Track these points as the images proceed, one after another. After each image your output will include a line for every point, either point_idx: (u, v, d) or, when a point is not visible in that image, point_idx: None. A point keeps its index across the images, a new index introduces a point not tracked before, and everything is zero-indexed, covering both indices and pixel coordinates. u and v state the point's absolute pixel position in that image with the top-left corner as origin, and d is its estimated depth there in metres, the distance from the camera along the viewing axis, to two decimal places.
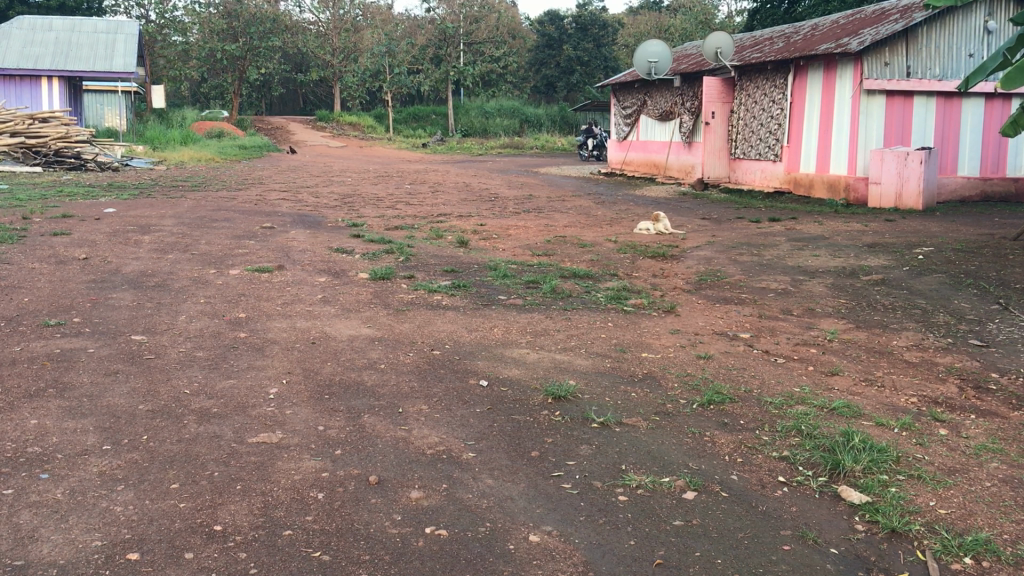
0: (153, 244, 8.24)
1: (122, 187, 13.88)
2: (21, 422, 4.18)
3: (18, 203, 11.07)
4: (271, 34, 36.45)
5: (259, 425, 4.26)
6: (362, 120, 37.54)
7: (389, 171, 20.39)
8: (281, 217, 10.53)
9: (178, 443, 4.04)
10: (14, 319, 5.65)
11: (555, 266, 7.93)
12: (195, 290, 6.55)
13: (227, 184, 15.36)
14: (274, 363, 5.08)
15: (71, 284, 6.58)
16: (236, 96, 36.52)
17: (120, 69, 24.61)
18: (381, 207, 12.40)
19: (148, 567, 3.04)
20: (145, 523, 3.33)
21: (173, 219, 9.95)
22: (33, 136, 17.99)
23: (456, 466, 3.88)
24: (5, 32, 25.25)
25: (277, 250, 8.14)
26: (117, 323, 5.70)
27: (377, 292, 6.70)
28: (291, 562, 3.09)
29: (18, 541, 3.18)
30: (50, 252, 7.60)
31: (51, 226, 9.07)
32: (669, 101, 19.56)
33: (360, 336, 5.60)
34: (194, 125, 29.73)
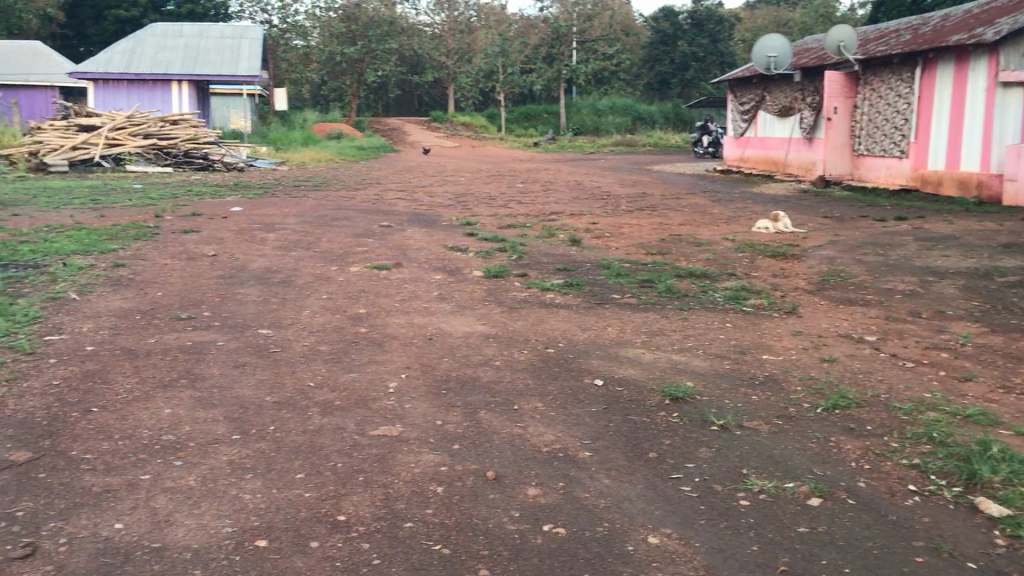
0: (278, 241, 8.49)
1: (247, 187, 14.39)
2: (156, 411, 4.42)
3: (151, 202, 11.60)
4: (388, 36, 37.20)
5: (379, 419, 4.33)
6: (476, 120, 37.89)
7: (501, 171, 20.50)
8: (398, 216, 10.68)
9: (304, 434, 4.18)
10: (149, 312, 5.93)
11: (671, 265, 7.82)
12: (317, 286, 6.71)
13: (345, 183, 15.76)
14: (394, 358, 5.16)
15: (201, 279, 6.84)
16: (355, 98, 37.40)
17: (245, 73, 25.57)
18: (494, 206, 12.47)
19: (277, 554, 3.24)
20: (272, 511, 3.54)
21: (297, 217, 10.26)
22: (163, 137, 18.85)
23: (574, 464, 3.87)
24: (139, 39, 26.59)
25: (395, 247, 8.30)
26: (245, 317, 5.90)
27: (491, 289, 6.75)
28: (412, 554, 3.20)
29: (156, 525, 3.46)
30: (182, 249, 7.94)
31: (182, 224, 9.46)
32: (790, 97, 19.08)
33: (475, 333, 5.65)
34: (315, 127, 30.52)
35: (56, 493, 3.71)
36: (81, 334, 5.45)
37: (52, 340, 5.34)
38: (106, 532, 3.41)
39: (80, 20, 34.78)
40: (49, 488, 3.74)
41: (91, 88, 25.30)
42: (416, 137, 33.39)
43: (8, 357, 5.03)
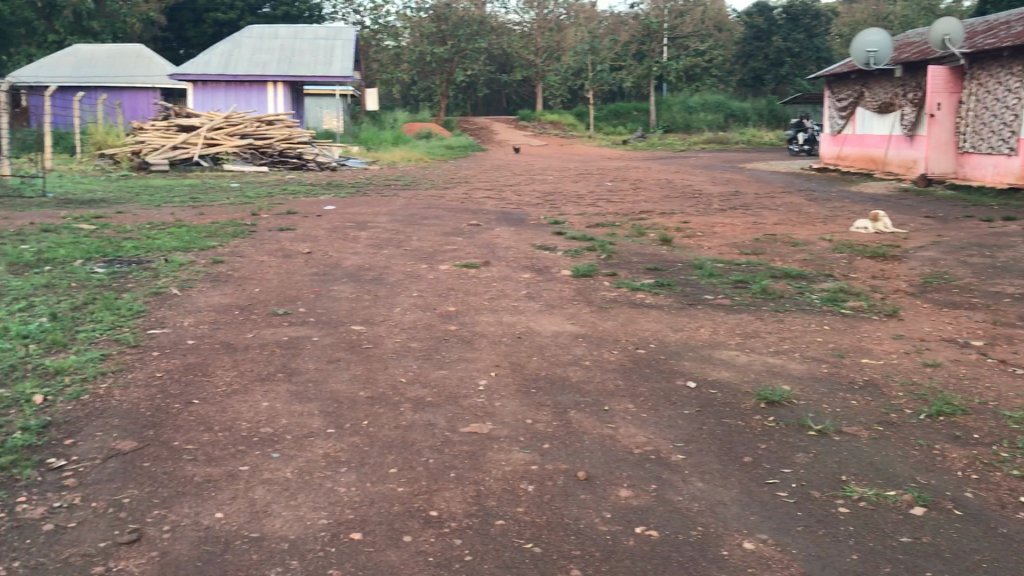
0: (369, 239, 8.63)
1: (340, 186, 14.66)
2: (254, 404, 4.54)
3: (249, 200, 11.92)
4: (478, 36, 37.55)
5: (469, 416, 4.36)
6: (564, 118, 37.92)
7: (590, 169, 20.45)
8: (487, 214, 10.74)
9: (396, 429, 4.23)
10: (248, 308, 6.09)
11: (765, 266, 7.68)
12: (408, 284, 6.80)
13: (436, 182, 15.92)
14: (484, 355, 5.19)
15: (296, 276, 7.00)
16: (445, 98, 37.81)
17: (338, 73, 26.11)
18: (583, 205, 12.44)
19: (371, 547, 3.29)
20: (366, 505, 3.59)
21: (388, 216, 10.40)
22: (260, 137, 19.37)
23: (666, 467, 3.82)
24: (236, 41, 27.44)
25: (484, 246, 8.36)
26: (339, 313, 6.01)
27: (581, 289, 6.72)
28: (504, 552, 3.21)
29: (254, 514, 3.55)
30: (278, 246, 8.14)
31: (278, 221, 9.69)
32: (890, 93, 18.53)
33: (565, 332, 5.63)
34: (405, 126, 30.94)
35: (159, 481, 3.84)
36: (183, 329, 5.63)
37: (155, 334, 5.53)
38: (207, 520, 3.52)
39: (181, 23, 35.98)
40: (153, 477, 3.87)
41: (191, 90, 26.21)
42: (504, 136, 33.53)
43: (114, 349, 5.23)
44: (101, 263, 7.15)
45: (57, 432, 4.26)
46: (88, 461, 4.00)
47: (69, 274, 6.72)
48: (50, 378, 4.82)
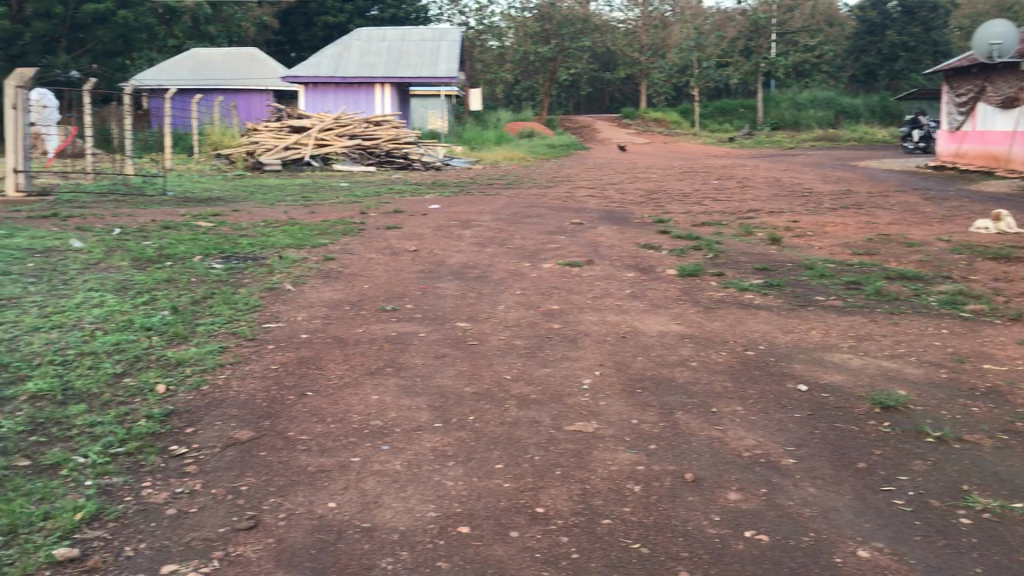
0: (473, 238, 8.72)
1: (444, 185, 14.84)
2: (364, 397, 4.65)
3: (357, 199, 12.19)
4: (582, 34, 37.51)
5: (574, 415, 4.37)
6: (668, 116, 37.54)
7: (694, 167, 20.20)
8: (590, 213, 10.72)
9: (501, 425, 4.27)
10: (356, 304, 6.24)
11: (879, 267, 7.45)
12: (512, 282, 6.84)
13: (538, 181, 15.97)
14: (588, 354, 5.19)
15: (403, 273, 7.13)
16: (547, 97, 37.88)
17: (443, 75, 26.47)
18: (688, 203, 12.30)
19: (479, 541, 3.34)
20: (474, 499, 3.64)
21: (492, 214, 10.48)
22: (368, 138, 19.80)
23: (776, 471, 3.75)
24: (346, 44, 28.13)
25: (588, 244, 8.35)
26: (444, 310, 6.10)
27: (686, 288, 6.65)
28: (611, 551, 3.21)
29: (366, 505, 3.64)
30: (385, 244, 8.31)
31: (384, 220, 9.90)
32: (1014, 88, 17.70)
33: (671, 332, 5.58)
34: (507, 126, 31.13)
35: (275, 470, 3.97)
36: (296, 323, 5.81)
37: (269, 328, 5.73)
38: (321, 509, 3.62)
39: (292, 27, 37.05)
40: (269, 466, 4.01)
41: (301, 92, 26.82)
42: (607, 134, 33.36)
43: (231, 342, 5.45)
44: (218, 259, 7.44)
45: (179, 421, 4.46)
46: (208, 448, 4.17)
47: (189, 269, 7.01)
48: (172, 369, 5.05)
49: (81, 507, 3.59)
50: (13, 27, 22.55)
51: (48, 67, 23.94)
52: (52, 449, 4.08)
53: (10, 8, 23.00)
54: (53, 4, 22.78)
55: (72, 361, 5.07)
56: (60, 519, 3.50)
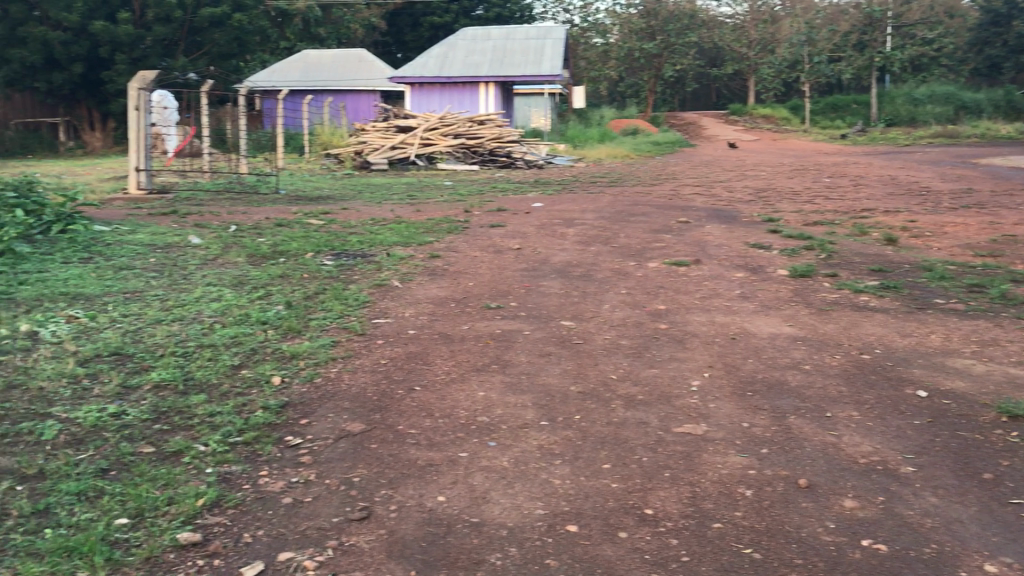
0: (577, 236, 8.71)
1: (548, 184, 14.84)
2: (471, 393, 4.70)
3: (462, 198, 12.32)
4: (688, 30, 37.03)
5: (683, 416, 4.32)
6: (777, 112, 36.74)
7: (805, 164, 19.69)
8: (697, 212, 10.58)
9: (609, 425, 4.26)
10: (462, 301, 6.31)
11: (1005, 269, 7.12)
12: (617, 281, 6.81)
13: (644, 179, 15.83)
14: (696, 356, 5.12)
15: (507, 271, 7.18)
16: (652, 93, 37.53)
17: (547, 72, 26.41)
18: (799, 202, 12.02)
19: (587, 540, 3.33)
20: (581, 499, 3.64)
21: (596, 213, 10.45)
22: (471, 137, 19.94)
23: (895, 479, 3.63)
24: (452, 44, 28.50)
25: (695, 243, 8.25)
26: (549, 308, 6.11)
27: (798, 289, 6.50)
28: (722, 555, 3.16)
29: (474, 500, 3.68)
30: (489, 242, 8.38)
31: (489, 218, 9.99)
32: None
33: (782, 334, 5.46)
34: (612, 123, 30.97)
35: (385, 462, 4.05)
36: (404, 319, 5.92)
37: (378, 323, 5.85)
38: (431, 503, 3.68)
39: (399, 28, 37.72)
40: (379, 458, 4.09)
41: (408, 92, 27.46)
42: (713, 131, 32.84)
43: (343, 336, 5.58)
44: (329, 256, 7.63)
45: (293, 412, 4.60)
46: (322, 440, 4.28)
47: (302, 266, 7.21)
48: (287, 362, 5.20)
49: (203, 493, 3.74)
50: (136, 31, 23.61)
51: (167, 69, 25.01)
52: (175, 437, 4.26)
53: (133, 14, 24.12)
54: (173, 9, 23.76)
55: (192, 352, 5.28)
56: (183, 504, 3.64)
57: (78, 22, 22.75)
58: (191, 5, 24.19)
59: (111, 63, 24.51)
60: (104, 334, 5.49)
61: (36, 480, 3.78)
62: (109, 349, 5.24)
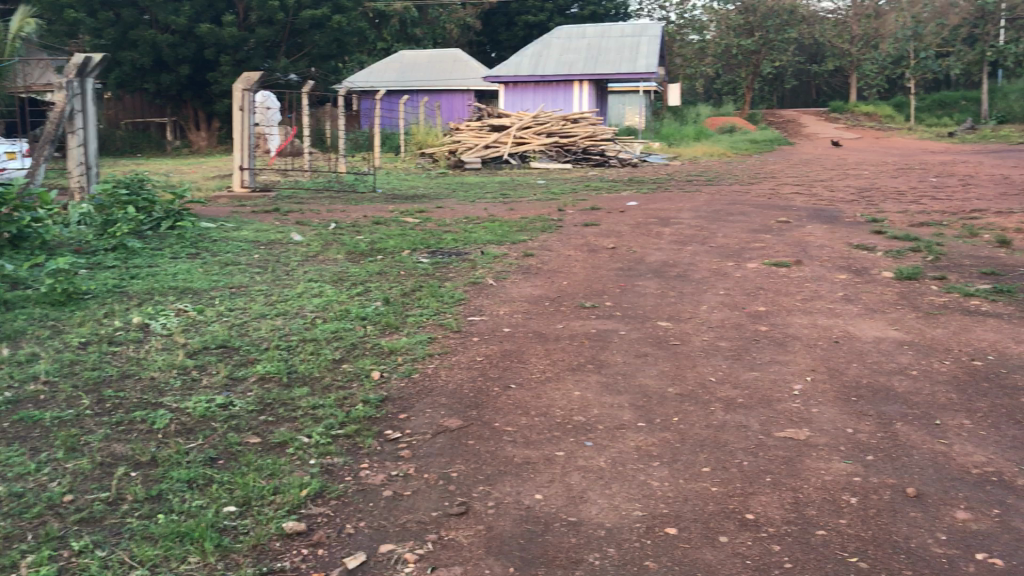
0: (673, 235, 8.62)
1: (643, 182, 14.73)
2: (567, 393, 4.70)
3: (556, 196, 12.32)
4: (788, 26, 36.21)
5: (785, 421, 4.24)
6: (880, 109, 35.66)
7: (910, 164, 19.06)
8: (797, 211, 10.37)
9: (708, 428, 4.21)
10: (557, 300, 6.32)
11: None
12: (715, 281, 6.72)
13: (741, 178, 15.59)
14: (797, 359, 5.02)
15: (602, 270, 7.16)
16: (750, 90, 36.89)
17: (643, 70, 26.19)
18: (906, 202, 11.66)
19: (687, 543, 3.30)
20: (680, 501, 3.60)
21: (692, 212, 10.33)
22: (565, 136, 19.89)
23: (1010, 491, 3.50)
24: (546, 42, 28.56)
25: (795, 244, 8.09)
26: (646, 308, 6.06)
27: (904, 292, 6.31)
28: (827, 563, 3.10)
29: (571, 499, 3.68)
30: (583, 241, 8.37)
31: (583, 216, 9.98)
32: None
33: (888, 338, 5.31)
34: (708, 121, 30.57)
35: (483, 459, 4.09)
36: (499, 317, 5.97)
37: (474, 320, 5.91)
38: (528, 501, 3.70)
39: (493, 27, 37.96)
40: (476, 455, 4.13)
41: (503, 91, 27.79)
42: (813, 129, 32.12)
43: (439, 333, 5.66)
44: (425, 253, 7.74)
45: (392, 406, 4.68)
46: (419, 435, 4.35)
47: (399, 263, 7.33)
48: (386, 357, 5.30)
49: (307, 484, 3.84)
50: (240, 33, 24.36)
51: (269, 71, 25.74)
52: (280, 428, 4.39)
53: (238, 17, 24.90)
54: (276, 12, 24.43)
55: (295, 346, 5.43)
56: (288, 494, 3.74)
57: (186, 25, 23.60)
58: (292, 7, 24.84)
59: (215, 64, 25.33)
60: (211, 327, 5.70)
61: (148, 467, 3.94)
62: (216, 341, 5.43)
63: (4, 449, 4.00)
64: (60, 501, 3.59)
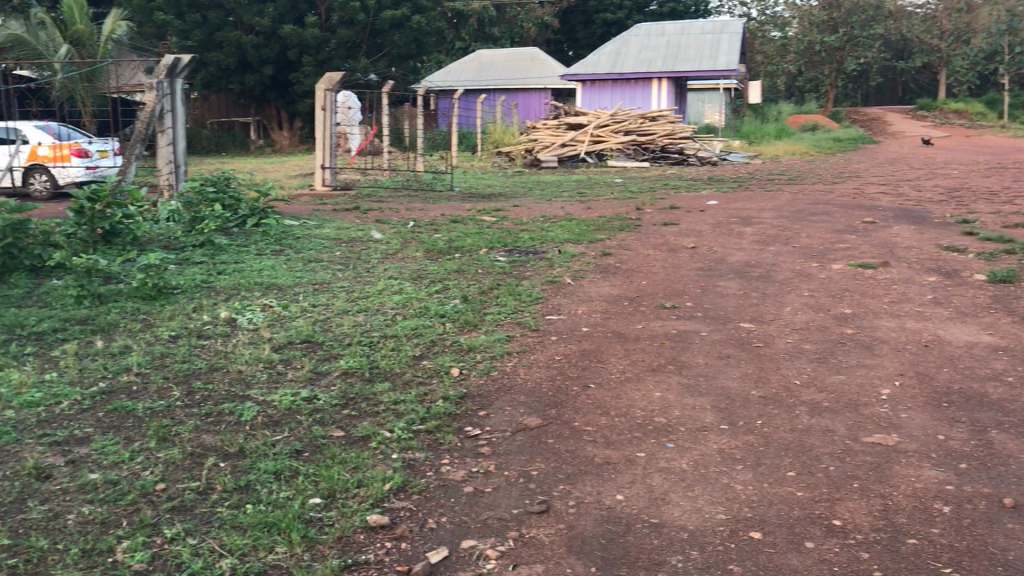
0: (755, 235, 8.50)
1: (722, 181, 14.53)
2: (648, 393, 4.68)
3: (634, 195, 12.24)
4: (874, 21, 35.26)
5: (873, 426, 4.15)
6: (971, 107, 34.51)
7: (1003, 163, 18.39)
8: (884, 211, 10.11)
9: (792, 431, 4.14)
10: (636, 300, 6.29)
11: None
12: (799, 282, 6.60)
13: (824, 177, 15.25)
14: (885, 363, 4.90)
15: (682, 270, 7.10)
16: (833, 87, 36.09)
17: (724, 67, 25.93)
18: (1000, 203, 11.26)
19: (772, 548, 3.26)
20: (765, 505, 3.56)
21: (774, 211, 10.15)
22: (643, 134, 19.75)
23: None
24: (625, 40, 28.42)
25: (881, 245, 7.89)
26: (727, 309, 5.99)
27: (998, 296, 6.11)
28: (918, 572, 3.02)
29: (653, 501, 3.66)
30: (663, 240, 8.31)
31: (662, 215, 9.91)
32: None
33: (981, 343, 5.14)
34: (789, 119, 30.03)
35: (563, 458, 4.09)
36: (578, 316, 5.97)
37: (552, 320, 5.91)
38: (609, 501, 3.69)
39: (571, 25, 37.90)
40: (557, 454, 4.14)
41: (579, 91, 27.81)
42: (899, 126, 31.27)
43: (518, 332, 5.68)
44: (503, 252, 7.77)
45: (472, 403, 4.72)
46: (500, 432, 4.38)
47: (476, 262, 7.38)
48: (466, 354, 5.34)
49: (390, 478, 3.89)
50: (322, 34, 24.81)
51: (351, 71, 26.16)
52: (363, 423, 4.46)
53: (320, 17, 25.36)
54: (356, 12, 24.80)
55: (376, 342, 5.51)
56: (371, 487, 3.80)
57: (269, 27, 24.13)
58: (373, 8, 25.19)
59: (297, 65, 25.83)
60: (295, 323, 5.82)
61: (237, 457, 4.04)
62: (300, 336, 5.54)
63: (99, 438, 4.15)
64: (153, 489, 3.71)
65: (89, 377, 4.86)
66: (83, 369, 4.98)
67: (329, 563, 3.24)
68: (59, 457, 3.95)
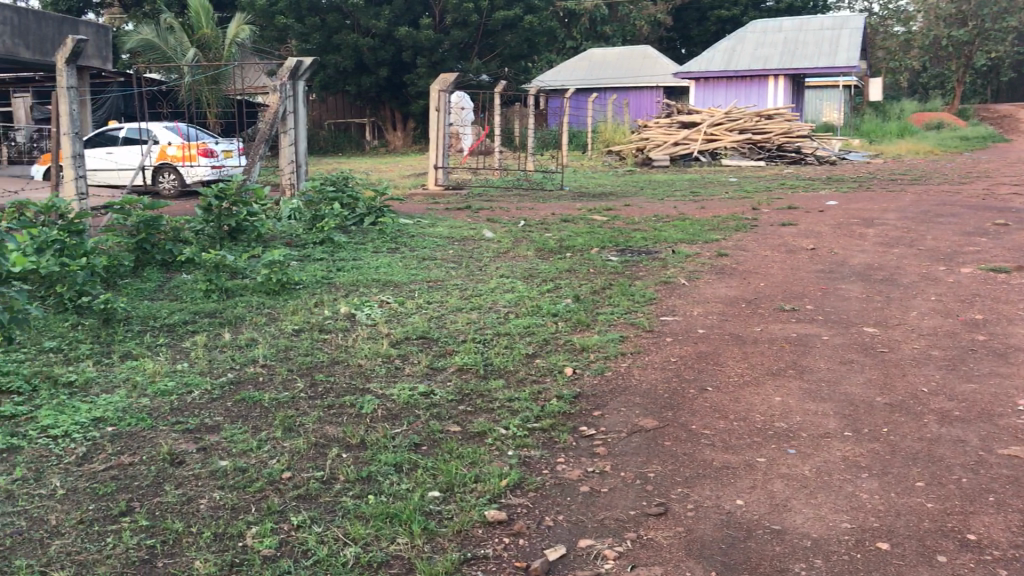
0: (878, 236, 8.26)
1: (842, 182, 14.11)
2: (767, 398, 4.60)
3: (750, 195, 12.02)
4: (1007, 14, 33.66)
5: (1008, 437, 3.98)
6: None
7: None
8: (1018, 213, 9.66)
9: (921, 440, 4.02)
10: (753, 301, 6.19)
11: None
12: (925, 286, 6.38)
13: (951, 177, 14.62)
14: (1022, 372, 4.69)
15: (802, 271, 6.96)
16: (960, 83, 34.61)
17: (843, 64, 25.20)
18: None
19: (901, 560, 3.16)
20: (893, 515, 3.46)
21: (897, 212, 9.84)
22: (758, 133, 19.34)
23: None
24: (739, 36, 27.87)
25: (1015, 248, 7.55)
26: (850, 312, 5.84)
27: None
28: None
29: (774, 507, 3.60)
30: (780, 241, 8.15)
31: (779, 215, 9.74)
32: None
33: None
34: (912, 116, 28.98)
35: (680, 460, 4.07)
36: (693, 317, 5.91)
37: (666, 320, 5.87)
38: (729, 505, 3.65)
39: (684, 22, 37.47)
40: (674, 456, 4.11)
41: (693, 87, 27.37)
42: None
43: (631, 332, 5.66)
44: (614, 252, 7.76)
45: (587, 403, 4.73)
46: (616, 432, 4.38)
47: (588, 261, 7.38)
48: (579, 354, 5.35)
49: (506, 475, 3.94)
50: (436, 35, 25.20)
51: (463, 71, 26.50)
52: (479, 419, 4.52)
53: (434, 20, 25.81)
54: (470, 14, 25.11)
55: (491, 340, 5.58)
56: (489, 483, 3.86)
57: (384, 28, 24.68)
58: (486, 8, 25.44)
59: (412, 67, 26.33)
60: (411, 318, 5.96)
61: (358, 448, 4.16)
62: (416, 332, 5.66)
63: (229, 426, 4.33)
64: (280, 477, 3.86)
65: (217, 368, 5.08)
66: (212, 359, 5.21)
67: (449, 556, 3.30)
68: (191, 443, 4.15)
